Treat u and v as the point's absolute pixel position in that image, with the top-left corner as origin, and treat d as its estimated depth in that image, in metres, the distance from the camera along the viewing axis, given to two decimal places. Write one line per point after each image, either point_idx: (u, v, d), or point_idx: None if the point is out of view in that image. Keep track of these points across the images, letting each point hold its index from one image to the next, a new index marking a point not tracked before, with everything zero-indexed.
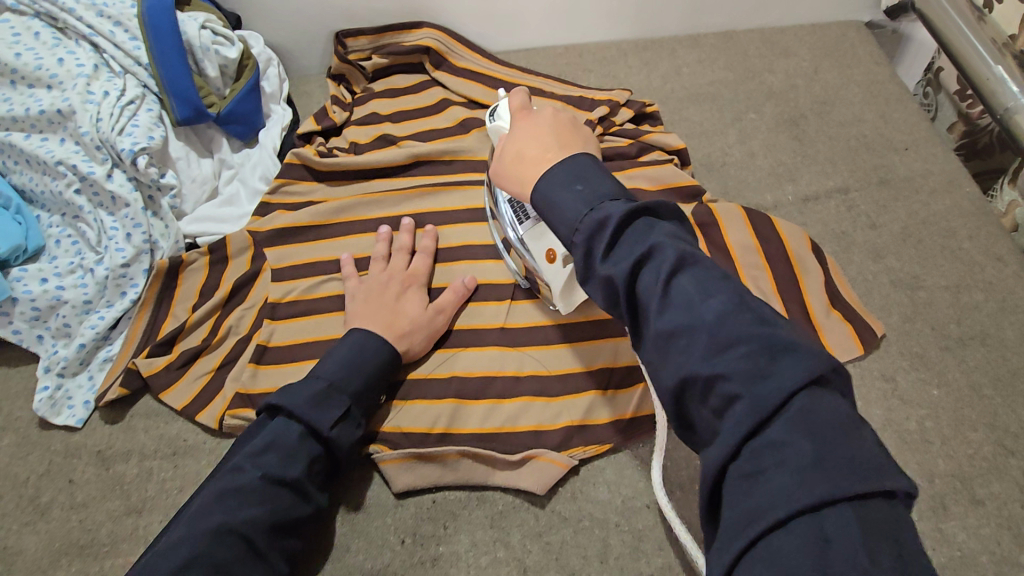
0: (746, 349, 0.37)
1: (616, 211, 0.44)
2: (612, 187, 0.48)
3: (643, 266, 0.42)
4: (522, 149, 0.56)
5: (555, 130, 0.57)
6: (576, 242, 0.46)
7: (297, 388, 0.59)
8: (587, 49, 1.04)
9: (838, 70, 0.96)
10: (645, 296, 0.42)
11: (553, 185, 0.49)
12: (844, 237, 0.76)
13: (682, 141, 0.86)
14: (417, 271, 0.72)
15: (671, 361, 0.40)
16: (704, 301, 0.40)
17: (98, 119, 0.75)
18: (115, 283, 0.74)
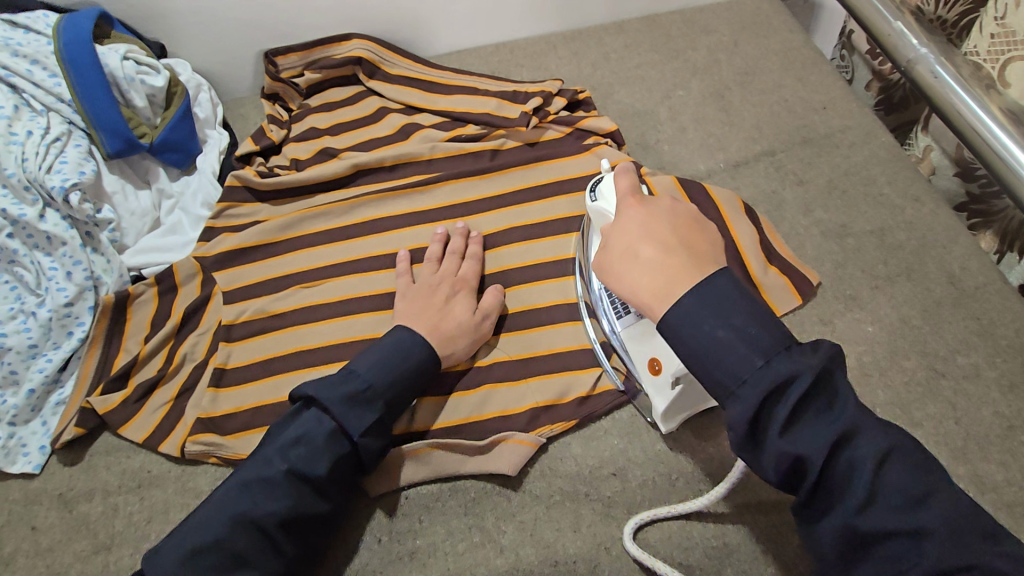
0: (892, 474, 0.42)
1: (791, 374, 0.43)
2: (769, 335, 0.45)
3: (839, 446, 0.43)
4: (636, 246, 0.51)
5: (680, 228, 0.52)
6: (741, 396, 0.44)
7: (336, 387, 0.58)
8: (517, 45, 1.06)
9: (755, 42, 1.00)
10: (833, 481, 0.43)
11: (684, 316, 0.46)
12: (774, 196, 0.79)
13: (614, 124, 0.89)
14: (466, 277, 0.71)
15: (862, 563, 0.43)
16: (917, 499, 0.42)
17: (23, 160, 0.74)
18: (61, 323, 0.72)
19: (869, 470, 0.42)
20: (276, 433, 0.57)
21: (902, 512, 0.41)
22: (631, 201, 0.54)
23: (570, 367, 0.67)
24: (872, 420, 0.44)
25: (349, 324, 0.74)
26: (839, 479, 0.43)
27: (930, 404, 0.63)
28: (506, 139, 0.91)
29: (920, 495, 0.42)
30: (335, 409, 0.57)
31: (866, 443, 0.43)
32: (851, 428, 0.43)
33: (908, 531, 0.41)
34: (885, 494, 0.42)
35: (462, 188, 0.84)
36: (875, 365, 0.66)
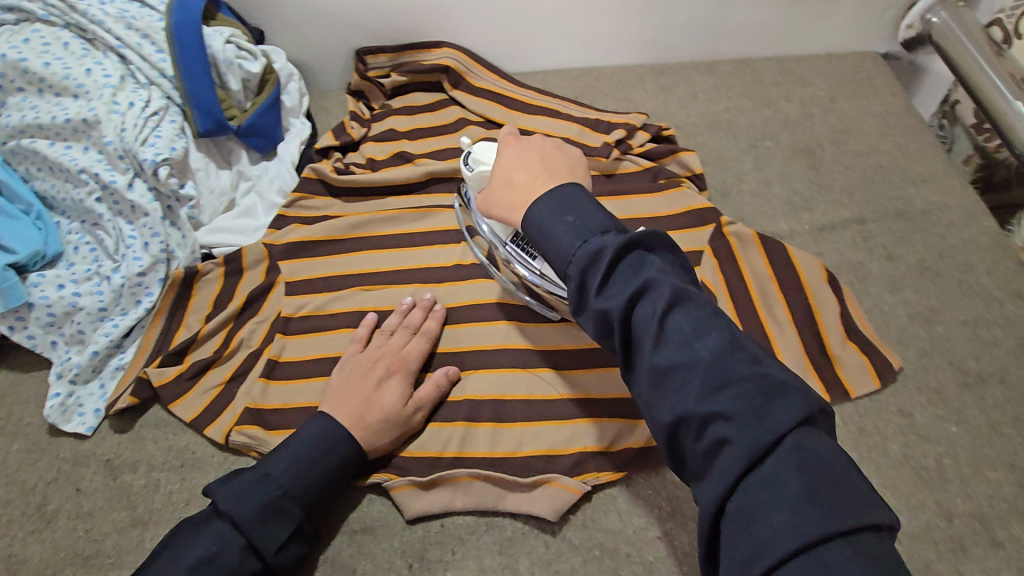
0: (726, 371, 0.39)
1: (611, 243, 0.44)
2: (607, 220, 0.47)
3: (640, 300, 0.42)
4: (511, 175, 0.59)
5: (542, 156, 0.60)
6: (570, 274, 0.45)
7: (248, 500, 0.54)
8: (603, 73, 1.05)
9: (854, 100, 0.96)
10: (640, 329, 0.42)
11: (544, 213, 0.48)
12: (860, 268, 0.75)
13: (701, 165, 0.87)
14: (409, 357, 0.66)
15: (665, 396, 0.40)
16: (699, 334, 0.40)
17: (122, 130, 0.76)
18: (131, 291, 0.74)
19: (675, 324, 0.41)
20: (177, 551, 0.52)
21: (722, 367, 0.39)
22: (506, 142, 0.62)
23: (624, 415, 0.64)
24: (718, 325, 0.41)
25: None
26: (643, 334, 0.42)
27: (1014, 524, 0.58)
28: (584, 168, 0.89)
29: (720, 349, 0.40)
30: (248, 526, 0.53)
31: (663, 292, 0.41)
32: (649, 287, 0.42)
33: (723, 406, 0.38)
34: (671, 334, 0.41)
35: None
36: (956, 471, 0.61)
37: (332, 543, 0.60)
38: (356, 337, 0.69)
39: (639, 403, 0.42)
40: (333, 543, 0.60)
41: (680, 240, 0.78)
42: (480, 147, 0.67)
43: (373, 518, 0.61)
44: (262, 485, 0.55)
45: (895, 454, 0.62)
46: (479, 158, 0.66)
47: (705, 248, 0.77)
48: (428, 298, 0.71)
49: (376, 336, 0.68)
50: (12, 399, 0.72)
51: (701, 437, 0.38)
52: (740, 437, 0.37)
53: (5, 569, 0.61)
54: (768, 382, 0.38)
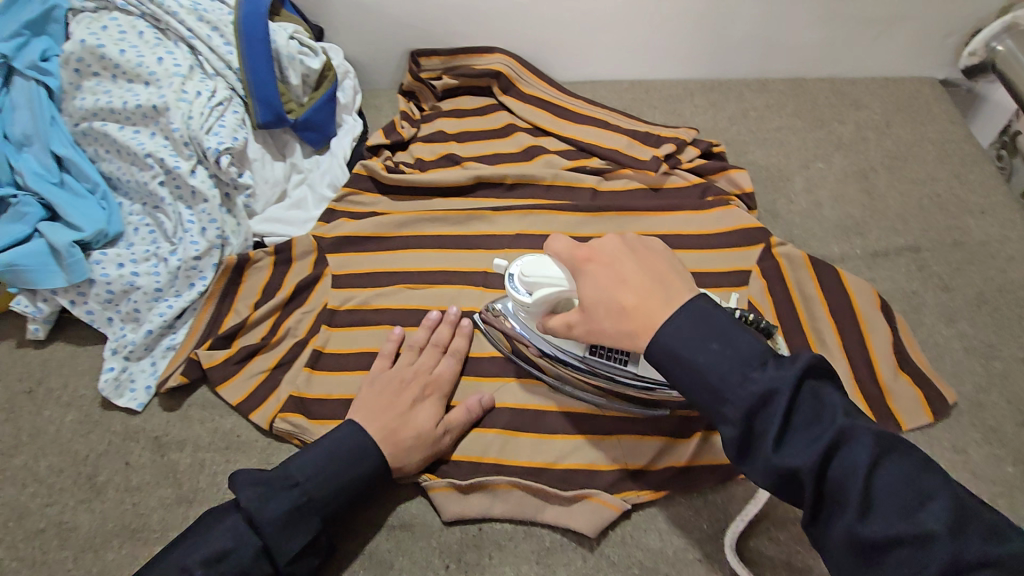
0: (857, 463, 0.40)
1: (787, 387, 0.42)
2: (757, 346, 0.44)
3: (836, 451, 0.41)
4: (618, 290, 0.49)
5: (635, 264, 0.50)
6: (726, 415, 0.43)
7: (273, 505, 0.54)
8: (653, 86, 1.05)
9: (910, 125, 0.94)
10: (842, 487, 0.40)
11: (683, 341, 0.45)
12: (913, 297, 0.74)
13: (752, 183, 0.86)
14: (442, 378, 0.65)
15: (880, 566, 0.39)
16: (919, 500, 0.39)
17: (189, 117, 0.78)
18: (186, 274, 0.77)
19: (882, 478, 0.40)
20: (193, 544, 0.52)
21: (940, 535, 0.38)
22: (579, 256, 0.52)
23: (666, 433, 0.63)
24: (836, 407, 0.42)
25: None
26: (843, 485, 0.40)
27: None
28: (631, 180, 0.89)
29: (947, 516, 0.38)
30: (267, 530, 0.53)
31: (861, 446, 0.40)
32: (842, 435, 0.41)
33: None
34: (882, 499, 0.40)
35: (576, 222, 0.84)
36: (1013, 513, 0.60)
37: (371, 536, 0.60)
38: (386, 350, 0.68)
39: (830, 560, 0.41)
40: (371, 538, 0.60)
41: (729, 258, 0.77)
42: (523, 266, 0.59)
43: (412, 515, 0.61)
44: (286, 491, 0.55)
45: None
46: (534, 279, 0.58)
47: (752, 268, 0.76)
48: (456, 311, 0.70)
49: (405, 351, 0.67)
50: (68, 370, 0.75)
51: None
52: (873, 498, 0.39)
53: (55, 535, 0.63)
54: (1011, 556, 0.37)
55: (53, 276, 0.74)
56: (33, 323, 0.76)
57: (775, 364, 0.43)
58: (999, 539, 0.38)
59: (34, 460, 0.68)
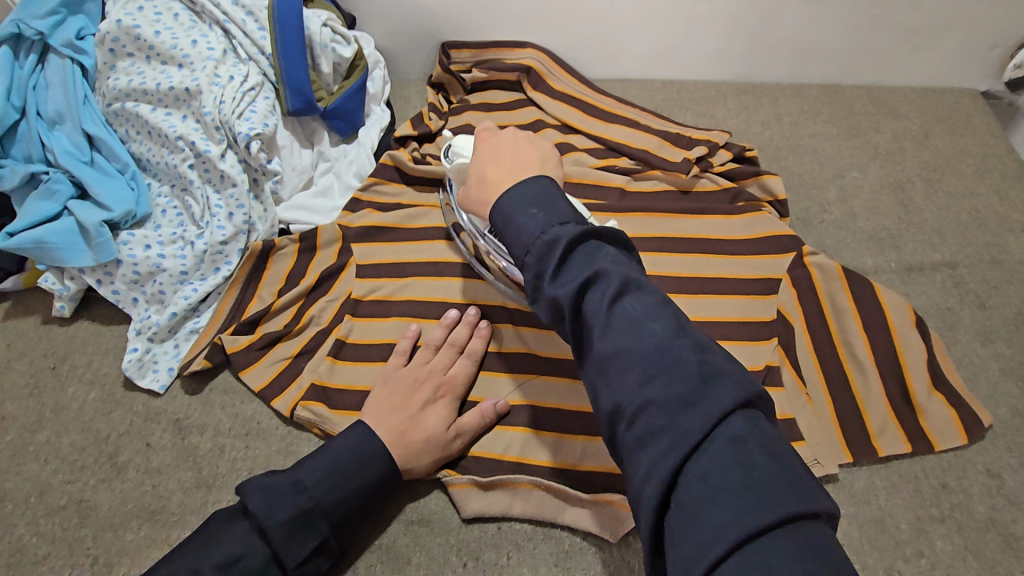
0: (638, 327, 0.39)
1: (566, 234, 0.42)
2: (571, 214, 0.45)
3: (589, 288, 0.41)
4: (485, 172, 0.55)
5: (514, 150, 0.56)
6: (527, 265, 0.43)
7: (280, 513, 0.52)
8: (685, 87, 1.03)
9: (949, 137, 0.92)
10: (589, 316, 0.40)
11: (514, 202, 0.46)
12: (949, 314, 0.72)
13: (785, 190, 0.84)
14: (456, 379, 0.65)
15: (614, 383, 0.38)
16: (646, 324, 0.39)
17: (221, 101, 0.78)
18: (212, 258, 0.76)
19: (625, 310, 0.39)
20: (204, 546, 0.52)
21: (681, 354, 0.37)
22: (482, 136, 0.59)
23: None
24: (651, 289, 0.41)
25: None
26: (594, 319, 0.40)
27: None
28: (660, 181, 0.88)
29: (667, 338, 0.38)
30: (274, 536, 0.52)
31: (614, 282, 0.40)
32: (600, 274, 0.41)
33: (667, 396, 0.36)
34: (618, 325, 0.39)
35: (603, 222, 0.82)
36: None
37: (389, 530, 0.60)
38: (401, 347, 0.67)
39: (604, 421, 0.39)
40: (388, 531, 0.60)
41: (759, 265, 0.75)
42: (460, 140, 0.67)
43: (432, 510, 0.61)
44: (293, 498, 0.53)
45: (980, 516, 0.60)
46: (458, 152, 0.66)
47: (784, 276, 0.74)
48: (474, 313, 0.69)
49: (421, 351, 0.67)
50: (93, 349, 0.75)
51: (635, 425, 0.37)
52: (674, 426, 0.35)
53: (76, 512, 0.63)
54: (703, 369, 0.36)
55: (80, 255, 0.74)
56: (60, 301, 0.76)
57: (590, 239, 0.43)
58: (702, 353, 0.38)
59: (56, 437, 0.68)
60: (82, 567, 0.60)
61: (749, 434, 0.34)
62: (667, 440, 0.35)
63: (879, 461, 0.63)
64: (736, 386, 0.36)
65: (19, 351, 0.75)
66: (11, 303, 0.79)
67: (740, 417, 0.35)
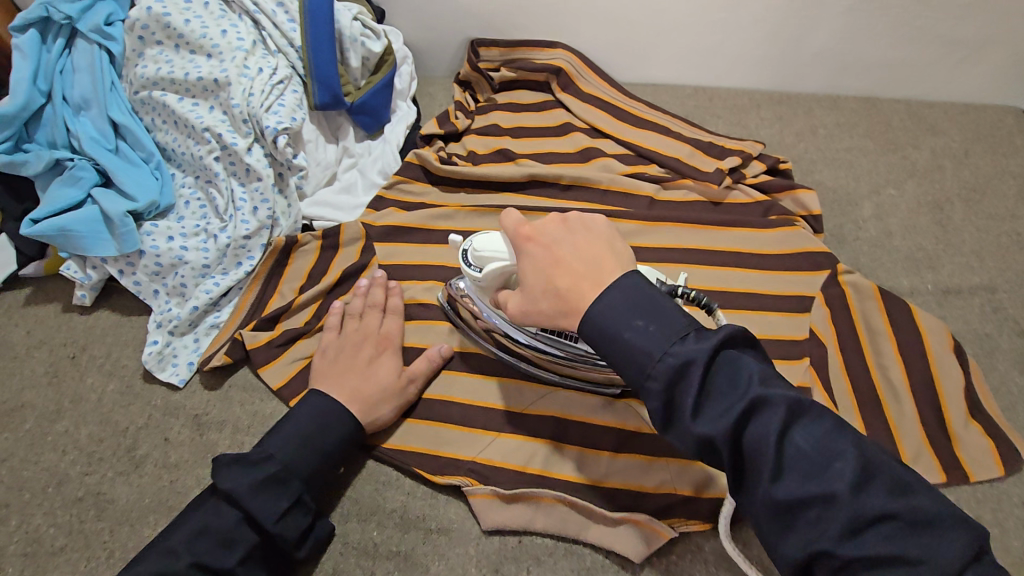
0: (809, 457, 0.38)
1: (699, 355, 0.41)
2: (685, 319, 0.43)
3: (746, 422, 0.40)
4: (550, 279, 0.48)
5: (575, 246, 0.49)
6: (650, 389, 0.42)
7: (246, 475, 0.52)
8: (717, 94, 1.01)
9: (990, 157, 0.90)
10: (752, 453, 0.39)
11: (613, 313, 0.44)
12: (987, 340, 0.70)
13: (819, 206, 0.82)
14: (391, 334, 0.67)
15: (796, 530, 0.38)
16: (830, 461, 0.38)
17: (249, 94, 0.77)
18: (234, 252, 0.76)
19: (795, 444, 0.39)
20: (181, 522, 0.52)
21: (869, 498, 0.37)
22: (523, 234, 0.52)
23: None
24: (789, 395, 0.40)
25: None
26: (758, 455, 0.39)
27: None
28: (690, 191, 0.86)
29: (856, 475, 0.37)
30: (241, 499, 0.51)
31: (775, 412, 0.39)
32: (752, 401, 0.39)
33: (867, 550, 0.36)
34: (796, 462, 0.39)
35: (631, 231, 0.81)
36: None
37: (408, 538, 0.59)
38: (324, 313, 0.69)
39: (760, 535, 0.40)
40: (408, 539, 0.59)
41: (791, 281, 0.74)
42: (477, 239, 0.57)
43: (452, 520, 0.60)
44: (260, 464, 0.53)
45: (1017, 552, 0.58)
46: (482, 254, 0.56)
47: (817, 294, 0.73)
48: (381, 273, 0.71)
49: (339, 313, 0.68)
50: (112, 339, 0.74)
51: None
52: (847, 514, 0.37)
53: (93, 505, 0.63)
54: (913, 514, 0.37)
55: (104, 244, 0.73)
56: (81, 290, 0.75)
57: (725, 363, 0.42)
58: (905, 493, 0.37)
59: (74, 427, 0.68)
60: (97, 561, 0.60)
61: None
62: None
63: None
64: (952, 530, 0.36)
65: (39, 339, 0.75)
66: (32, 289, 0.79)
67: (973, 573, 0.35)
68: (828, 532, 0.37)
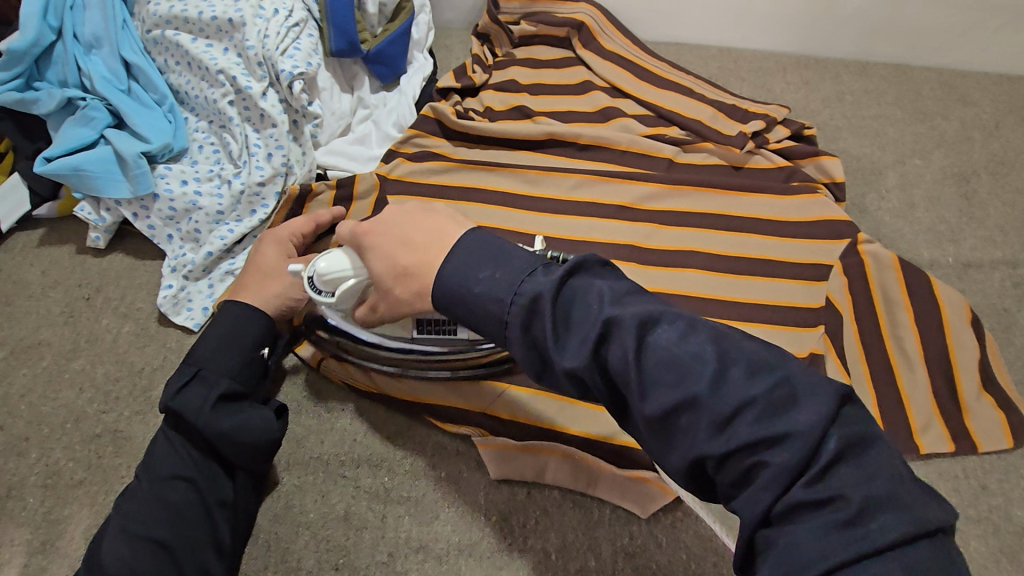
0: (663, 359, 0.36)
1: (545, 288, 0.39)
2: (530, 257, 0.42)
3: (605, 342, 0.37)
4: (403, 255, 0.46)
5: (417, 225, 0.47)
6: (511, 336, 0.40)
7: (178, 382, 0.56)
8: (743, 56, 0.98)
9: (1022, 130, 0.87)
10: (619, 375, 0.37)
11: (461, 268, 0.42)
12: (1005, 315, 0.70)
13: (843, 173, 0.81)
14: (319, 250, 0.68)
15: (676, 445, 0.36)
16: (691, 366, 0.35)
17: (264, 36, 0.75)
18: (249, 199, 0.75)
19: (657, 349, 0.36)
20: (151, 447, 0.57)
21: (739, 387, 0.35)
22: (364, 228, 0.51)
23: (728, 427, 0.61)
24: (631, 306, 0.38)
25: None
26: (626, 375, 0.37)
27: None
28: (711, 155, 0.84)
29: (715, 369, 0.35)
30: (171, 403, 0.55)
31: (674, 326, 0.37)
32: (614, 323, 0.37)
33: (744, 438, 0.33)
34: (656, 372, 0.36)
35: (649, 194, 0.79)
36: None
37: (419, 485, 0.60)
38: None
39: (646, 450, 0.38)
40: (418, 485, 0.60)
41: (810, 250, 0.73)
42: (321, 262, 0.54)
43: (463, 470, 0.61)
44: (182, 370, 0.57)
45: (1019, 521, 0.59)
46: (329, 276, 0.54)
47: (835, 263, 0.72)
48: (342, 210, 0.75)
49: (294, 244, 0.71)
50: (127, 283, 0.75)
51: (726, 469, 0.34)
52: (795, 428, 0.33)
53: (111, 442, 0.64)
54: (774, 394, 0.34)
55: (118, 186, 0.73)
56: (95, 232, 0.75)
57: (592, 291, 0.39)
58: (765, 373, 0.35)
59: (91, 366, 0.69)
60: (115, 494, 0.61)
61: (765, 407, 0.34)
62: (796, 412, 0.33)
63: (919, 458, 0.62)
64: (815, 398, 0.34)
65: (55, 279, 0.75)
66: (46, 230, 0.79)
67: (838, 430, 0.33)
68: (699, 428, 0.34)
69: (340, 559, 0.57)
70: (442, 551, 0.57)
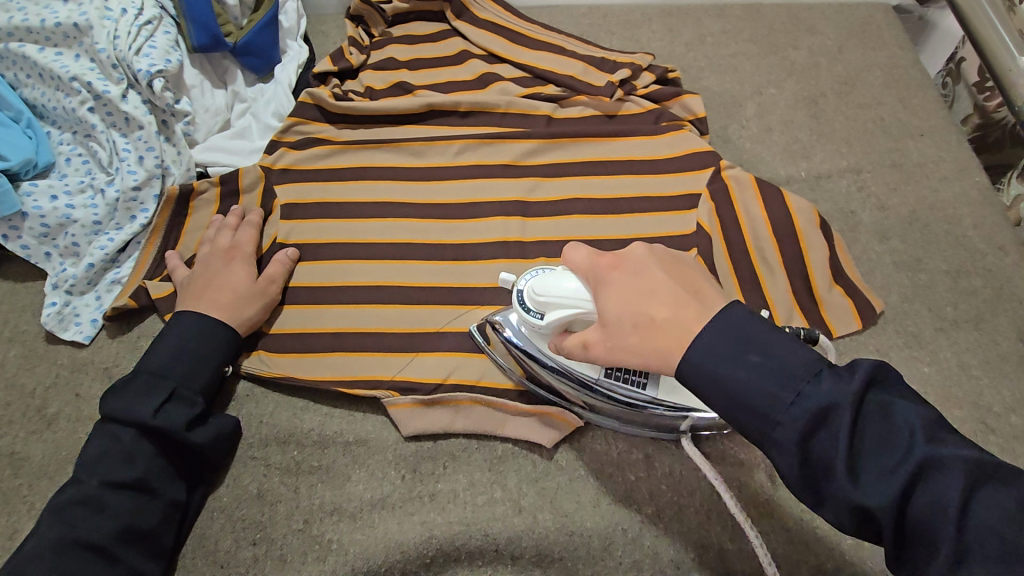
0: (943, 494, 0.36)
1: (843, 404, 0.38)
2: (809, 358, 0.41)
3: (869, 468, 0.38)
4: (643, 307, 0.45)
5: (663, 273, 0.46)
6: (782, 443, 0.40)
7: (140, 395, 0.56)
8: (612, 11, 1.02)
9: (862, 51, 0.95)
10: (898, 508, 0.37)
11: (726, 360, 0.41)
12: (852, 217, 0.77)
13: (704, 109, 0.87)
14: (240, 245, 0.70)
15: (928, 572, 0.37)
16: (963, 502, 0.36)
17: (114, 37, 0.74)
18: (126, 206, 0.74)
19: (926, 485, 0.37)
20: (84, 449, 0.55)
21: (1001, 528, 0.36)
22: (605, 262, 0.49)
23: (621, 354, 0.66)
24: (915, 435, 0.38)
25: (401, 268, 0.71)
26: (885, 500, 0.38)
27: None
28: (587, 107, 0.88)
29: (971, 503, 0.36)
30: (134, 414, 0.55)
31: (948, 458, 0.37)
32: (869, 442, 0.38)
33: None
34: (937, 509, 0.37)
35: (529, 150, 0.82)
36: None
37: (328, 453, 0.62)
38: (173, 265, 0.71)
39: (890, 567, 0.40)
40: (329, 453, 0.62)
41: (678, 181, 0.77)
42: (544, 284, 0.53)
43: (370, 432, 0.63)
44: (150, 384, 0.57)
45: None
46: (548, 301, 0.52)
47: (702, 190, 0.77)
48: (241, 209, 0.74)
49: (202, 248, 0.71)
50: (8, 307, 0.72)
51: None
52: None
53: (8, 464, 0.63)
54: None
55: None
56: None
57: (834, 374, 0.39)
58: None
59: None
60: (18, 514, 0.60)
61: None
62: None
63: None
64: None
65: None
66: None
67: None
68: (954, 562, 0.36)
69: (256, 534, 0.58)
70: (355, 509, 0.59)
